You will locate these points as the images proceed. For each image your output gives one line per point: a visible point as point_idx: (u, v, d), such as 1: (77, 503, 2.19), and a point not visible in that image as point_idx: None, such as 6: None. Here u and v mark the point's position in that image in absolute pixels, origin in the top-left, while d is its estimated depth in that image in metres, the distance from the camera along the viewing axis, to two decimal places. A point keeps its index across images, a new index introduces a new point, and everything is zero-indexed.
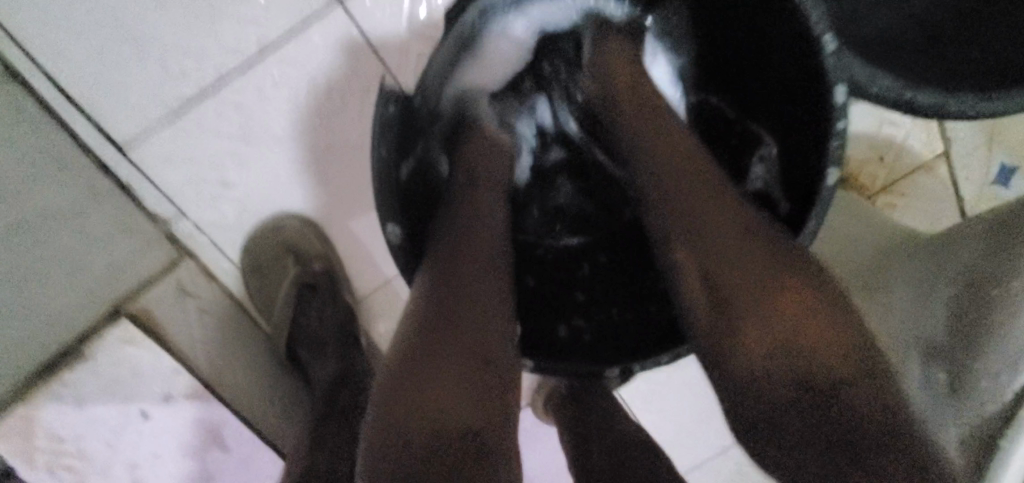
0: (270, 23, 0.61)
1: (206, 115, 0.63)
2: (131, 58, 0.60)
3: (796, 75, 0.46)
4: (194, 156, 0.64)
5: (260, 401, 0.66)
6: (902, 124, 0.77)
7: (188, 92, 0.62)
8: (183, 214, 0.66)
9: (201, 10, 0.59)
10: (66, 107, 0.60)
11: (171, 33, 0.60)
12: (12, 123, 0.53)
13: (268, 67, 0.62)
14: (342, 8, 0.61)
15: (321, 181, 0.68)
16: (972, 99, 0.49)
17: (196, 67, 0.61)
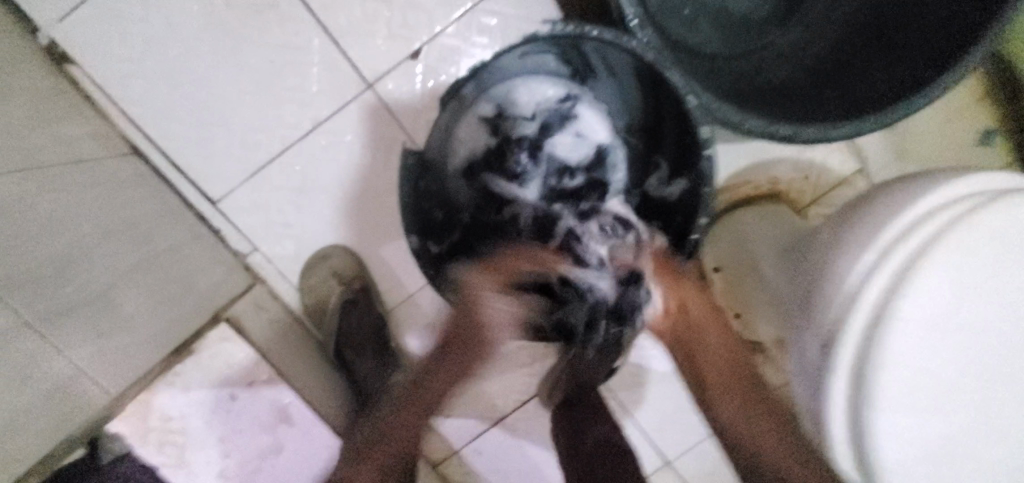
0: (318, 105, 0.83)
1: (274, 174, 0.85)
2: (222, 137, 0.83)
3: (682, 133, 0.67)
4: (263, 206, 0.86)
5: (317, 392, 0.86)
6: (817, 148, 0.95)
7: (260, 160, 0.85)
8: (255, 250, 0.88)
9: (271, 101, 0.82)
10: (177, 175, 0.84)
11: (252, 118, 0.83)
12: (121, 191, 0.73)
13: (319, 136, 0.84)
14: (371, 92, 0.83)
15: (361, 217, 0.89)
16: (821, 128, 0.66)
17: (267, 141, 0.84)
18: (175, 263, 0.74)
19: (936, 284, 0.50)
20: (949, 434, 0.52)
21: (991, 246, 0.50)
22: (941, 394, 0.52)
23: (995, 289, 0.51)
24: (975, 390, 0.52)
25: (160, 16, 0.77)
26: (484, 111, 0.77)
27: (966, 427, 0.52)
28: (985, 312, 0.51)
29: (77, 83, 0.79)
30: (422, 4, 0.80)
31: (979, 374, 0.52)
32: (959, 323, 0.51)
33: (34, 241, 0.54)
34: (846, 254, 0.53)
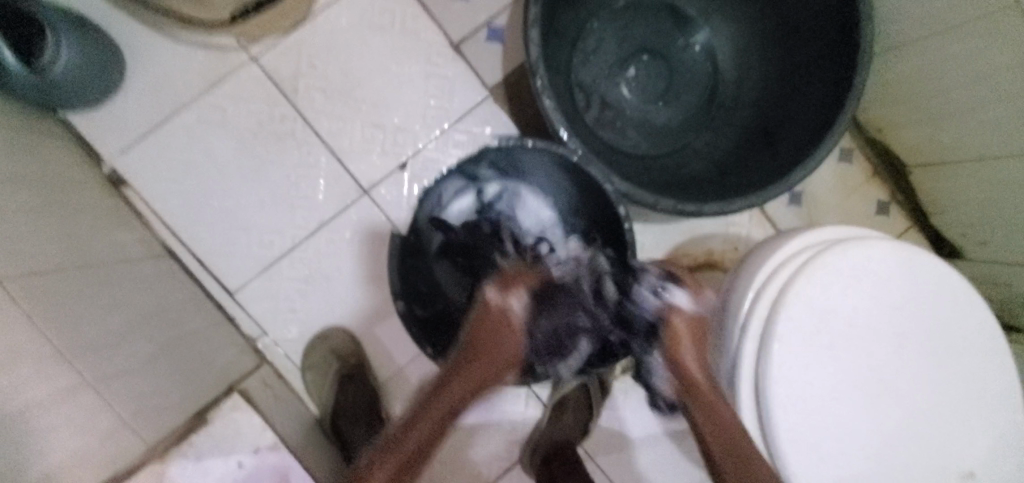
0: (323, 209, 1.02)
1: (284, 267, 1.01)
2: (242, 238, 1.00)
3: (612, 216, 0.87)
4: (274, 294, 1.01)
5: (313, 461, 0.93)
6: (741, 223, 1.13)
7: (273, 256, 1.01)
8: (264, 333, 1.02)
9: (284, 208, 1.01)
10: (201, 272, 1.00)
11: (268, 222, 1.01)
12: (160, 284, 0.90)
13: (323, 234, 1.02)
14: (367, 197, 1.02)
15: (357, 299, 1.03)
16: (718, 205, 0.86)
17: (280, 240, 1.01)
18: (196, 343, 0.88)
19: (802, 313, 0.64)
20: (841, 432, 0.64)
21: (844, 281, 0.66)
22: (837, 398, 0.65)
23: (858, 311, 0.66)
24: (853, 392, 0.65)
25: (202, 147, 0.99)
26: (460, 200, 0.94)
27: (852, 424, 0.64)
28: (854, 330, 0.66)
29: (129, 201, 0.98)
30: (408, 128, 1.03)
31: (864, 378, 0.65)
32: (835, 342, 0.65)
33: (92, 320, 0.70)
34: (736, 298, 0.68)
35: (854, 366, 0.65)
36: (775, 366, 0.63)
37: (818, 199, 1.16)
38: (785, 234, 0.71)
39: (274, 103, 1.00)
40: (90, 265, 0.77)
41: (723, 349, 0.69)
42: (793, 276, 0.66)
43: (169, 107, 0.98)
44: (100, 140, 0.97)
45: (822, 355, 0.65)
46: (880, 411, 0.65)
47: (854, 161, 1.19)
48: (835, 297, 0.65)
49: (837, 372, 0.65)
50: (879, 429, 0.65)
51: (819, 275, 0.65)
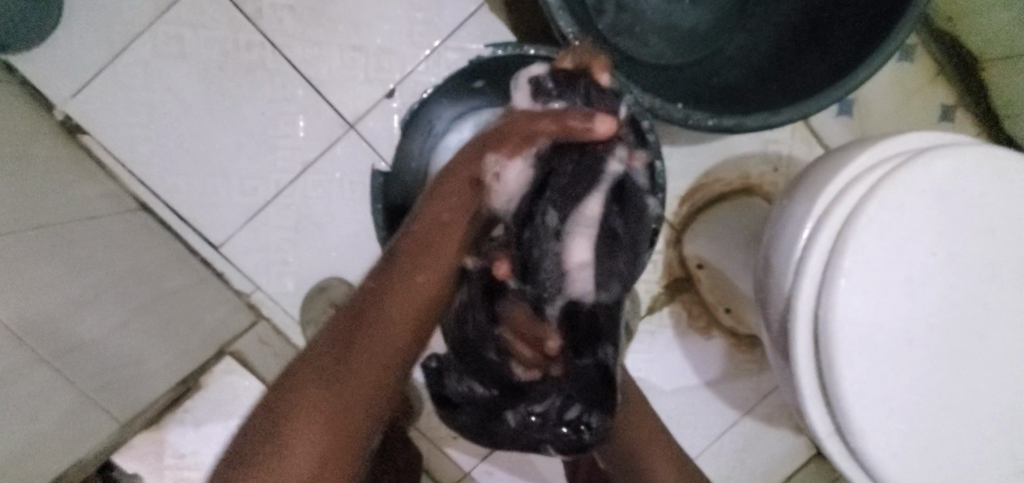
0: (307, 149, 0.90)
1: (271, 216, 0.92)
2: (220, 186, 0.90)
3: None
4: (263, 246, 0.92)
5: None
6: (783, 140, 0.99)
7: (257, 204, 0.91)
8: (257, 288, 0.94)
9: (263, 150, 0.90)
10: (181, 225, 0.91)
11: (247, 167, 0.90)
12: (135, 241, 0.81)
13: (309, 177, 0.91)
14: (354, 132, 0.90)
15: (354, 247, 0.93)
16: (762, 117, 0.72)
17: (262, 186, 0.91)
18: (180, 303, 0.81)
19: (872, 241, 0.53)
20: (912, 378, 0.55)
21: (924, 201, 0.53)
22: (910, 340, 0.54)
23: (943, 237, 0.54)
24: (932, 335, 0.54)
25: (162, 84, 0.87)
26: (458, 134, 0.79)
27: (928, 370, 0.55)
28: (936, 259, 0.54)
29: (91, 151, 0.88)
30: (394, 49, 0.88)
31: (945, 317, 0.55)
32: (913, 274, 0.54)
33: (52, 289, 0.62)
34: (789, 227, 0.57)
35: (934, 302, 0.54)
36: (837, 307, 0.53)
37: (872, 106, 1.00)
38: (847, 147, 0.58)
39: (236, 26, 0.86)
40: (49, 224, 0.68)
41: (774, 288, 0.58)
42: (862, 198, 0.54)
43: (118, 39, 0.85)
44: (47, 82, 0.85)
45: (896, 292, 0.54)
46: (962, 353, 0.55)
47: (919, 59, 1.01)
48: (914, 220, 0.53)
49: (913, 310, 0.54)
50: (960, 374, 0.55)
51: (894, 194, 0.53)
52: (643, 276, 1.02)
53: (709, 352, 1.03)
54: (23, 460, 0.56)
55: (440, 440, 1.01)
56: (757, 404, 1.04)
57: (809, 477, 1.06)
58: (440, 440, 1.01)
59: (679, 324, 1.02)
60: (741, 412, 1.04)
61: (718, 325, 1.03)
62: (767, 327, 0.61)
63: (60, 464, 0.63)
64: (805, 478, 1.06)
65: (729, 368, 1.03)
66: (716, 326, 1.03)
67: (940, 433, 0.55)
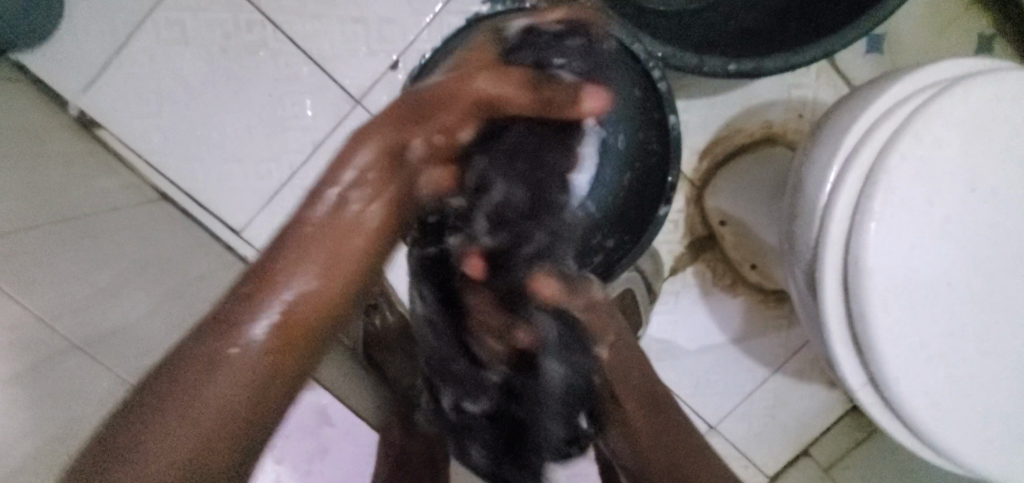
0: (316, 128, 0.90)
1: (286, 198, 0.92)
2: (234, 171, 0.91)
3: (649, 94, 0.72)
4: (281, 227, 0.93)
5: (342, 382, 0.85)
6: (807, 85, 0.94)
7: (272, 186, 0.92)
8: None
9: (273, 132, 0.90)
10: (201, 212, 0.92)
11: (258, 150, 0.90)
12: (159, 230, 0.83)
13: (321, 156, 0.91)
14: (361, 107, 0.89)
15: None
16: (782, 57, 0.68)
17: (275, 169, 0.91)
18: (207, 288, 0.83)
19: (906, 179, 0.50)
20: (953, 323, 0.52)
21: (962, 134, 0.50)
22: (950, 282, 0.51)
23: (984, 172, 0.50)
24: (972, 277, 0.51)
25: (168, 72, 0.87)
26: None
27: (970, 314, 0.52)
28: (979, 196, 0.51)
29: (108, 144, 0.89)
30: (394, 18, 0.86)
31: (990, 256, 0.51)
32: (951, 214, 0.51)
33: (79, 279, 0.64)
34: (815, 172, 0.54)
35: (976, 241, 0.51)
36: (867, 252, 0.50)
37: (903, 40, 0.94)
38: (876, 82, 0.54)
39: (234, 7, 0.85)
40: (71, 218, 0.69)
41: (800, 237, 0.56)
42: (894, 133, 0.50)
43: (122, 29, 0.85)
44: (58, 78, 0.86)
45: (933, 233, 0.51)
46: (1006, 294, 0.52)
47: None
48: (952, 155, 0.50)
49: (953, 251, 0.51)
50: (1005, 315, 0.52)
51: (930, 128, 0.49)
52: (665, 236, 0.99)
53: (735, 309, 1.01)
54: None
55: None
56: (788, 359, 1.02)
57: (843, 431, 1.04)
58: None
59: (703, 283, 1.00)
60: (771, 369, 1.02)
61: (745, 282, 1.00)
62: (794, 278, 0.59)
63: None
64: (839, 432, 1.04)
65: (756, 325, 1.01)
66: (741, 283, 1.00)
67: (982, 376, 0.53)
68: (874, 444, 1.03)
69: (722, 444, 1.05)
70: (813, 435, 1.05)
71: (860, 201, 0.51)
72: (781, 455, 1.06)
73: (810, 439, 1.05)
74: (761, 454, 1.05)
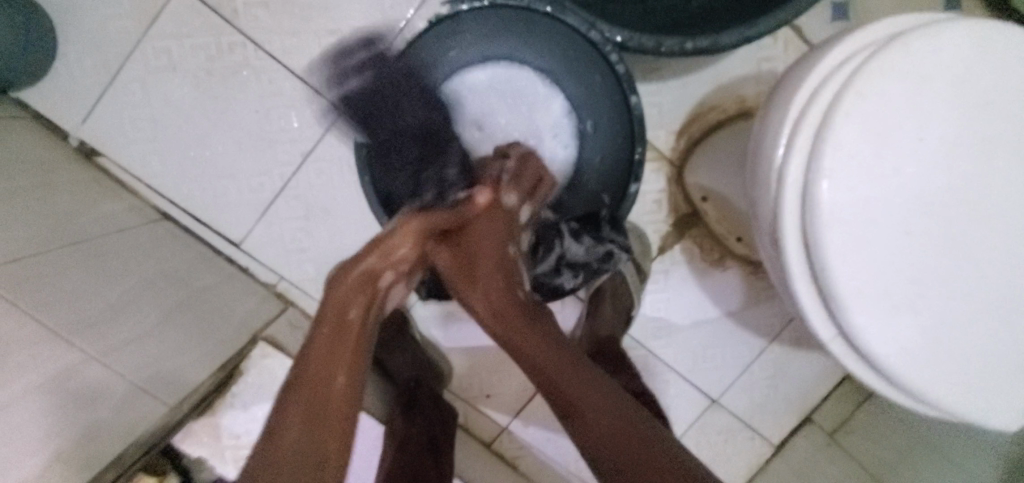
0: (304, 140, 0.94)
1: (281, 209, 0.96)
2: (230, 187, 0.95)
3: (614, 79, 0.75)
4: (279, 238, 0.97)
5: None
6: (777, 57, 0.96)
7: (267, 198, 0.96)
8: (281, 278, 0.99)
9: (263, 146, 0.94)
10: (201, 228, 0.96)
11: (251, 165, 0.94)
12: (163, 247, 0.87)
13: (312, 165, 0.95)
14: (345, 115, 0.93)
15: (362, 227, 0.97)
16: (738, 31, 0.70)
17: (268, 181, 0.95)
18: (210, 298, 0.87)
19: (852, 136, 0.52)
20: (912, 272, 0.54)
21: (902, 89, 0.52)
22: (905, 231, 0.53)
23: (929, 123, 0.52)
24: (929, 225, 0.53)
25: (160, 98, 0.91)
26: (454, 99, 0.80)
27: (930, 261, 0.54)
28: (926, 147, 0.53)
29: (110, 171, 0.94)
30: (369, 27, 0.90)
31: (943, 203, 0.53)
32: (900, 167, 0.53)
33: (89, 295, 0.68)
34: (767, 139, 0.56)
35: (928, 190, 0.53)
36: (822, 208, 0.52)
37: (869, 4, 0.95)
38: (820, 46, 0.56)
39: (217, 30, 0.89)
40: (80, 241, 0.74)
41: (761, 202, 0.58)
42: (838, 92, 0.52)
43: (112, 61, 0.90)
44: (59, 112, 0.91)
45: (886, 185, 0.53)
46: (965, 238, 0.54)
47: None
48: (895, 110, 0.52)
49: (907, 201, 0.53)
50: (966, 258, 0.54)
51: (871, 86, 0.52)
52: (650, 216, 1.01)
53: (727, 282, 1.03)
54: (87, 443, 0.63)
55: (474, 400, 1.06)
56: (783, 328, 1.04)
57: (845, 395, 1.05)
58: (474, 400, 1.06)
59: (693, 259, 1.02)
60: (767, 339, 1.04)
61: (733, 255, 1.02)
62: (760, 241, 0.61)
63: (121, 445, 0.69)
64: (840, 396, 1.06)
65: (748, 296, 1.03)
66: (730, 257, 1.02)
67: (948, 320, 0.55)
68: (877, 405, 1.04)
69: (725, 416, 1.07)
70: (815, 401, 1.06)
71: (810, 162, 0.53)
72: (785, 424, 1.07)
73: (813, 405, 1.07)
74: (766, 424, 1.07)
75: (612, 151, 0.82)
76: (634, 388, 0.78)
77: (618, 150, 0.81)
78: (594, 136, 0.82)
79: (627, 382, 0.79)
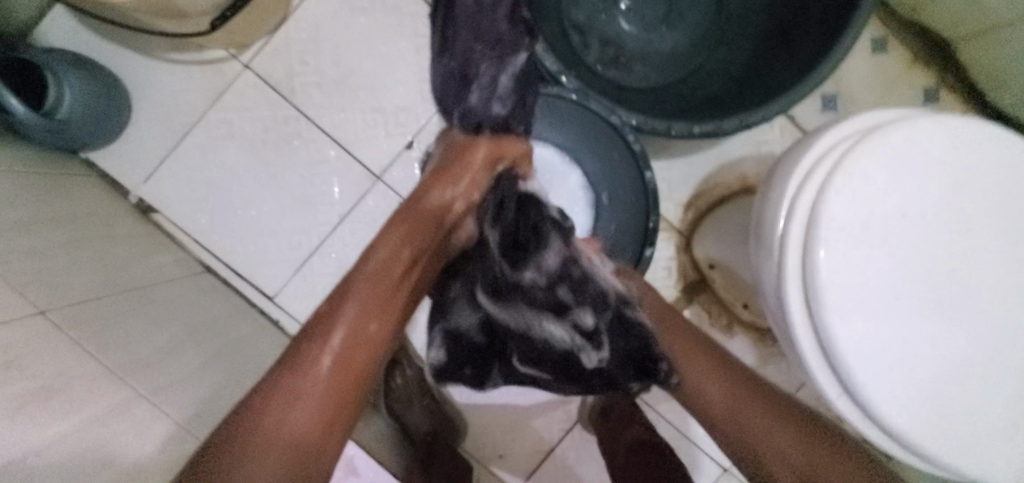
0: (342, 203, 1.02)
1: (315, 265, 1.03)
2: (270, 243, 1.02)
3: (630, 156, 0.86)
4: (311, 292, 1.03)
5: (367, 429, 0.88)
6: (774, 141, 1.06)
7: (303, 255, 1.03)
8: None
9: (304, 207, 1.02)
10: (239, 281, 1.03)
11: (292, 224, 1.02)
12: (204, 297, 0.93)
13: (347, 226, 1.02)
14: (381, 182, 1.02)
15: None
16: (738, 118, 0.80)
17: (306, 239, 1.03)
18: (244, 347, 0.91)
19: (844, 211, 0.59)
20: (906, 332, 0.59)
21: (884, 171, 0.60)
22: (897, 295, 0.59)
23: (909, 200, 0.60)
24: (918, 291, 0.59)
25: (216, 162, 1.01)
26: None
27: (925, 324, 0.59)
28: (909, 221, 0.60)
29: (161, 226, 1.02)
30: (409, 106, 1.01)
31: (929, 271, 0.60)
32: (887, 238, 0.59)
33: (141, 337, 0.74)
34: (769, 211, 0.64)
35: (914, 259, 0.60)
36: (821, 273, 0.58)
37: (855, 97, 1.07)
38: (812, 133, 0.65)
39: (275, 105, 1.00)
40: (135, 289, 0.80)
41: (765, 267, 0.64)
42: (830, 173, 0.60)
43: (178, 128, 1.01)
44: (124, 172, 1.01)
45: (876, 254, 0.59)
46: (951, 303, 0.60)
47: (893, 50, 1.08)
48: (879, 189, 0.60)
49: (896, 269, 0.59)
50: (954, 321, 0.60)
51: (858, 168, 0.59)
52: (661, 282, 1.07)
53: (736, 349, 1.07)
54: None
55: (487, 461, 1.06)
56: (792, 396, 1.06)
57: None
58: (486, 461, 1.06)
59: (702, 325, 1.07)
60: None
61: (740, 322, 1.07)
62: (763, 304, 0.67)
63: None
64: None
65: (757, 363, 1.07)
66: (738, 323, 1.07)
67: (943, 378, 0.59)
68: None
69: None
70: None
71: (809, 232, 0.60)
72: None
73: None
74: None
75: (627, 220, 0.91)
76: (648, 439, 0.81)
77: (632, 217, 0.90)
78: (609, 206, 0.91)
79: (641, 433, 0.82)
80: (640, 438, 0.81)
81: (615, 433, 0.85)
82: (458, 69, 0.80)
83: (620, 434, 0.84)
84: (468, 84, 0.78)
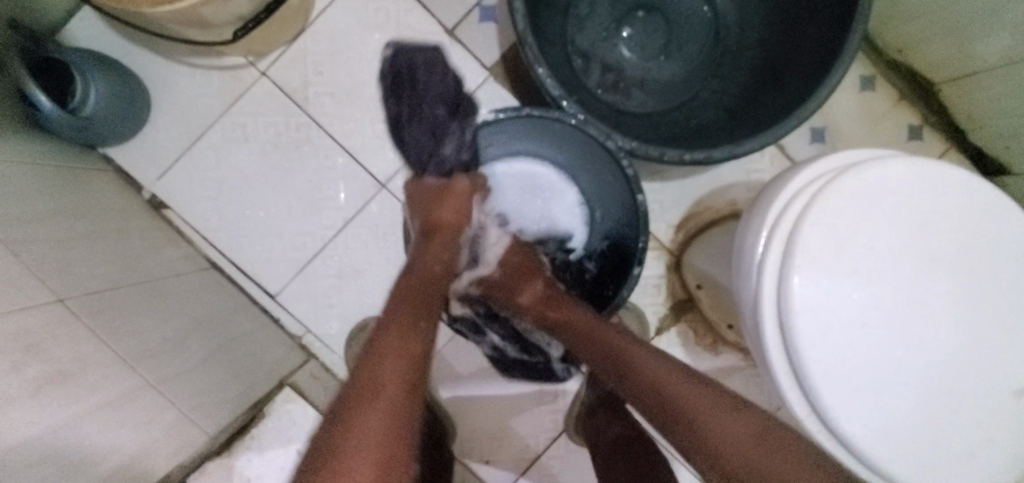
0: (347, 208, 1.06)
1: (318, 266, 1.07)
2: (275, 243, 1.06)
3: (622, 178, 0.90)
4: (312, 293, 1.07)
5: None
6: (764, 169, 1.11)
7: (307, 256, 1.07)
8: (307, 330, 1.07)
9: (310, 211, 1.06)
10: (243, 278, 1.06)
11: (297, 226, 1.06)
12: (210, 292, 0.97)
13: (351, 230, 1.06)
14: (386, 190, 1.06)
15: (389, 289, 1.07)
16: (727, 148, 0.84)
17: (310, 242, 1.06)
18: (245, 343, 0.95)
19: (817, 242, 0.63)
20: (872, 358, 0.63)
21: (857, 207, 0.64)
22: (865, 324, 0.63)
23: (880, 235, 0.64)
24: (884, 320, 0.64)
25: (228, 163, 1.05)
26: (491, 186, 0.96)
27: (890, 351, 0.63)
28: (879, 255, 0.64)
29: (171, 222, 1.05)
30: None
31: (895, 301, 0.64)
32: (857, 268, 0.64)
33: (150, 329, 0.77)
34: (749, 239, 0.68)
35: (882, 289, 0.64)
36: (794, 299, 0.62)
37: (842, 131, 1.12)
38: (792, 168, 0.69)
39: (288, 112, 1.05)
40: (146, 281, 0.84)
41: (745, 291, 0.68)
42: (806, 206, 0.65)
43: (194, 129, 1.05)
44: (138, 168, 1.05)
45: (846, 284, 0.63)
46: (915, 332, 0.64)
47: (881, 88, 1.13)
48: (851, 223, 0.64)
49: (864, 298, 0.64)
50: (917, 349, 0.64)
51: (832, 203, 0.64)
52: (650, 299, 1.11)
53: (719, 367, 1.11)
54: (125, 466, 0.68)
55: (473, 465, 1.09)
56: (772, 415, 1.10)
57: None
58: (472, 465, 1.09)
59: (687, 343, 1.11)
60: None
61: (724, 341, 1.11)
62: (742, 323, 0.71)
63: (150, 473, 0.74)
64: None
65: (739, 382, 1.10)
66: (723, 343, 1.11)
67: (905, 402, 0.63)
68: None
69: None
70: None
71: (785, 261, 0.64)
72: None
73: None
74: None
75: (618, 237, 0.95)
76: (630, 434, 0.91)
77: (623, 234, 0.93)
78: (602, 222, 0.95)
79: (621, 428, 0.92)
80: (622, 432, 0.91)
81: (598, 428, 0.94)
82: (427, 133, 0.95)
83: (603, 430, 0.93)
84: (439, 139, 0.94)
